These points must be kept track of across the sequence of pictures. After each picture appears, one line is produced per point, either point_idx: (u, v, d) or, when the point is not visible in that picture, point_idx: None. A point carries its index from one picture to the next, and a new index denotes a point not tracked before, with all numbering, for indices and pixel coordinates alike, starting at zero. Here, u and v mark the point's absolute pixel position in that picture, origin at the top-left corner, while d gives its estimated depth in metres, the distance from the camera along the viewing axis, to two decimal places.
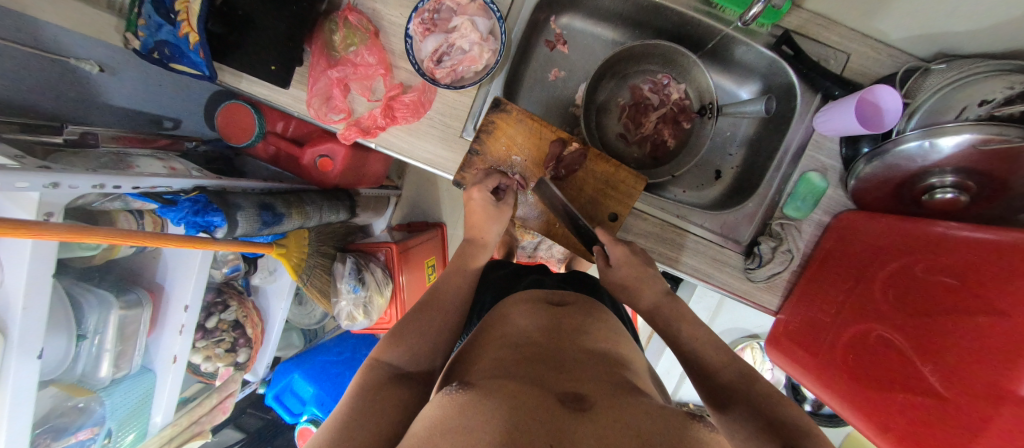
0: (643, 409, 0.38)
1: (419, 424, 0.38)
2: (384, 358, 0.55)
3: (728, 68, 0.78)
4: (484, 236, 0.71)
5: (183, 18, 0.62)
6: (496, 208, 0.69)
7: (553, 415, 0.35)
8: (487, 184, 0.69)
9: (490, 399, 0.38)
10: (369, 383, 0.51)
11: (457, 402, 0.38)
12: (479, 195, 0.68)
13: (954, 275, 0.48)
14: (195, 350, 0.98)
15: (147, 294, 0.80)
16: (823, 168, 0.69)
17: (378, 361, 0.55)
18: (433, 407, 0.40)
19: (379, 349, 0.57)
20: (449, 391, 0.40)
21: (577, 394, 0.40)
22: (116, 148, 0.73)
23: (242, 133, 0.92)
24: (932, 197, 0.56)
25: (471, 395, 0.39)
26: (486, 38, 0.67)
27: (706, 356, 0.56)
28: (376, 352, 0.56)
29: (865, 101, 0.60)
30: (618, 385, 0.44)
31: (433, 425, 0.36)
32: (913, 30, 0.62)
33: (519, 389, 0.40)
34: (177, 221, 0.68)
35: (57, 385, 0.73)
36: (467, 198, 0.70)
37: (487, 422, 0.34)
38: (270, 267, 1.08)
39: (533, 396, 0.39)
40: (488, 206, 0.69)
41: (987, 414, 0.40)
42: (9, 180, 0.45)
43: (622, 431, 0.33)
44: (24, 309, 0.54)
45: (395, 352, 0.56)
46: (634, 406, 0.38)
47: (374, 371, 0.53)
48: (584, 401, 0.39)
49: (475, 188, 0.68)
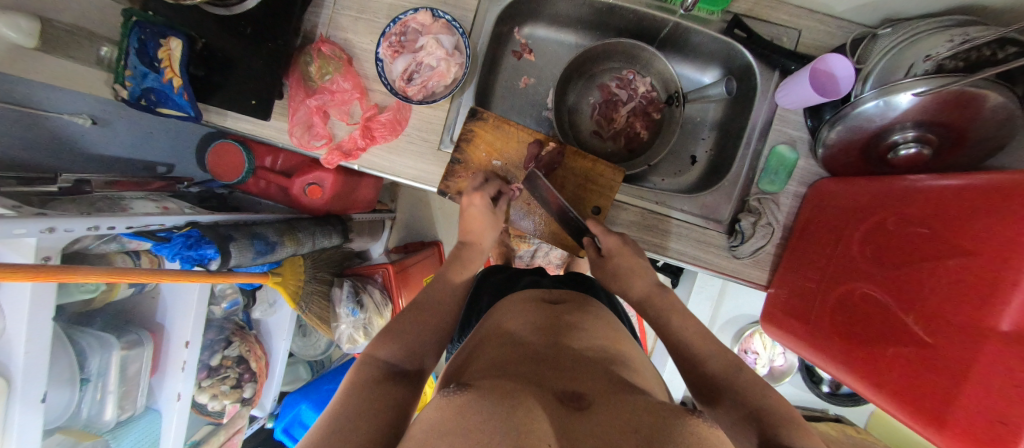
0: (641, 406, 0.38)
1: (420, 426, 0.38)
2: (380, 355, 0.55)
3: (687, 56, 0.81)
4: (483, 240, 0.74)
5: (166, 65, 0.66)
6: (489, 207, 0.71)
7: (550, 414, 0.36)
8: (487, 191, 0.71)
9: (488, 398, 0.38)
10: (359, 381, 0.51)
11: (453, 403, 0.38)
12: (480, 201, 0.70)
13: (923, 224, 0.49)
14: (200, 390, 0.99)
15: (148, 334, 0.81)
16: (791, 140, 0.71)
17: (374, 358, 0.54)
18: (433, 408, 0.39)
19: (372, 346, 0.56)
20: (447, 391, 0.40)
21: (576, 393, 0.40)
22: (110, 192, 0.76)
23: (232, 169, 0.95)
24: (897, 154, 0.57)
25: (470, 395, 0.39)
26: (452, 53, 0.70)
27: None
28: (371, 349, 0.55)
29: (818, 71, 0.62)
30: (616, 382, 0.44)
31: (429, 426, 0.36)
32: (854, 3, 0.64)
33: (516, 389, 0.40)
34: (172, 257, 0.70)
35: (64, 431, 0.73)
36: (468, 203, 0.71)
37: (481, 421, 0.34)
38: (269, 299, 1.09)
39: (530, 395, 0.39)
40: (480, 205, 0.70)
41: (970, 354, 0.40)
42: (7, 227, 0.48)
43: (624, 430, 0.34)
44: (26, 355, 0.55)
45: (390, 349, 0.56)
46: (631, 402, 0.39)
47: (368, 367, 0.53)
48: (583, 400, 0.39)
49: (477, 194, 0.69)
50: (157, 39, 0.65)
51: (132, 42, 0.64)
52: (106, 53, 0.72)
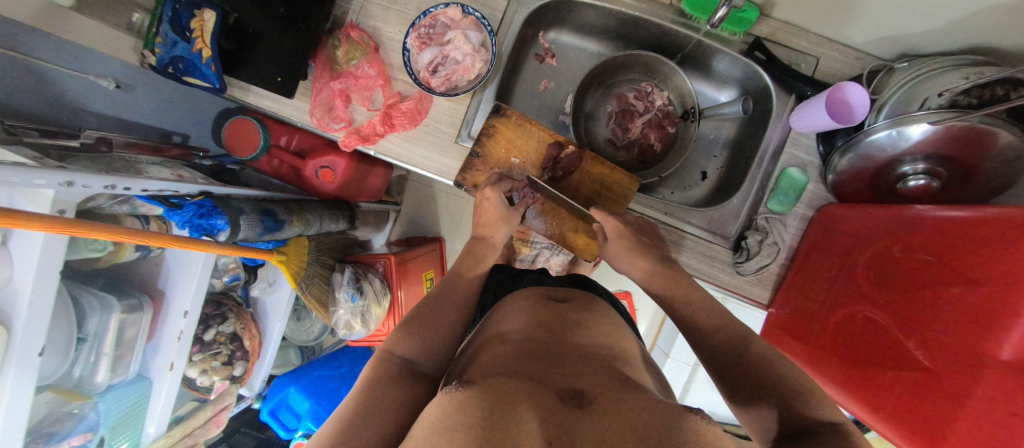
0: (644, 404, 0.38)
1: (423, 424, 0.38)
2: (396, 350, 0.56)
3: (706, 74, 0.83)
4: (495, 235, 0.72)
5: (197, 35, 0.67)
6: (507, 209, 0.71)
7: (552, 412, 0.36)
8: (501, 186, 0.72)
9: (491, 395, 0.37)
10: (377, 376, 0.51)
11: (455, 401, 0.37)
12: (494, 195, 0.70)
13: (929, 251, 0.50)
14: (191, 364, 0.98)
15: (148, 299, 0.81)
16: (802, 164, 0.72)
17: (390, 353, 0.55)
18: (435, 405, 0.39)
19: (391, 342, 0.57)
20: (450, 388, 0.39)
21: (577, 390, 0.40)
22: (127, 154, 0.76)
23: (248, 146, 0.96)
24: (906, 184, 0.58)
25: (472, 391, 0.38)
26: (478, 49, 0.72)
27: (712, 335, 0.57)
28: (389, 344, 0.56)
29: (835, 98, 0.63)
30: (619, 379, 0.44)
31: (433, 425, 0.36)
32: (874, 35, 0.66)
33: (520, 386, 0.40)
34: (182, 224, 0.71)
35: (54, 390, 0.72)
36: (482, 197, 0.71)
37: (484, 418, 0.34)
38: (269, 278, 1.09)
39: (534, 393, 0.39)
40: (500, 204, 0.70)
41: (970, 382, 0.41)
42: (27, 176, 0.48)
43: (623, 428, 0.34)
44: (30, 305, 0.55)
45: (408, 345, 0.57)
46: (634, 399, 0.39)
47: (385, 363, 0.53)
48: (585, 398, 0.39)
49: (490, 187, 0.70)
50: (191, 10, 0.67)
51: (167, 11, 0.66)
52: (137, 20, 0.73)
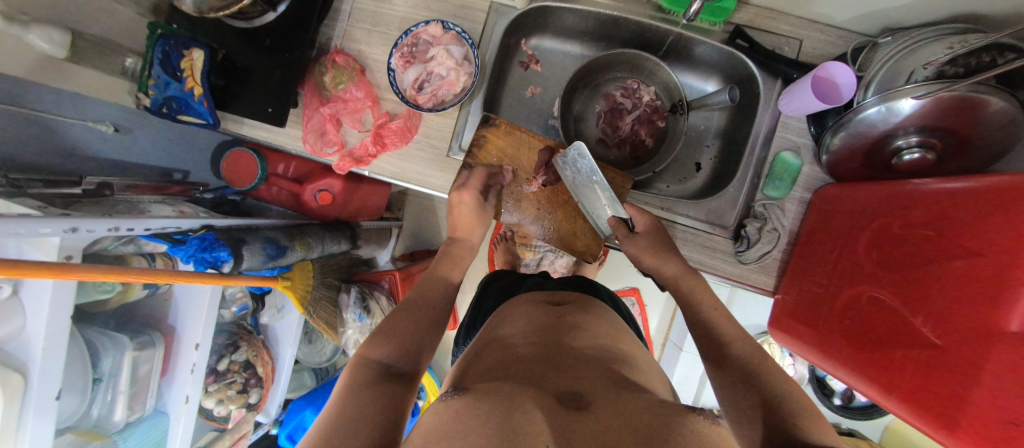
0: (641, 404, 0.38)
1: (418, 432, 0.38)
2: (372, 354, 0.54)
3: (691, 65, 0.83)
4: None
5: (187, 74, 0.69)
6: (482, 210, 0.73)
7: (551, 415, 0.36)
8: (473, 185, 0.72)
9: (488, 402, 0.38)
10: (354, 381, 0.50)
11: (452, 407, 0.38)
12: (467, 197, 0.72)
13: (929, 227, 0.49)
14: (208, 395, 1.01)
15: (160, 336, 0.83)
16: (795, 147, 0.72)
17: (365, 357, 0.54)
18: (433, 412, 0.39)
19: (365, 346, 0.56)
20: (446, 396, 0.41)
21: (575, 393, 0.40)
22: (129, 195, 0.78)
23: (246, 176, 0.98)
24: (901, 159, 0.58)
25: (467, 399, 0.39)
26: (461, 63, 0.73)
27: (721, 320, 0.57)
28: (362, 349, 0.55)
29: (820, 79, 0.63)
30: (619, 380, 0.43)
31: (428, 433, 0.37)
32: (854, 13, 0.66)
33: (519, 390, 0.40)
34: (186, 259, 0.72)
35: (73, 432, 0.74)
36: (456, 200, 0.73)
37: (483, 426, 0.34)
38: (277, 304, 1.10)
39: (533, 397, 0.39)
40: (474, 207, 0.73)
41: (980, 357, 0.40)
42: (33, 226, 0.49)
43: (621, 429, 0.33)
44: (43, 352, 0.57)
45: (383, 349, 0.55)
46: (631, 399, 0.38)
47: (361, 367, 0.52)
48: (583, 399, 0.39)
49: (464, 190, 0.71)
50: (180, 50, 0.67)
51: (157, 53, 0.67)
52: (131, 64, 0.75)
